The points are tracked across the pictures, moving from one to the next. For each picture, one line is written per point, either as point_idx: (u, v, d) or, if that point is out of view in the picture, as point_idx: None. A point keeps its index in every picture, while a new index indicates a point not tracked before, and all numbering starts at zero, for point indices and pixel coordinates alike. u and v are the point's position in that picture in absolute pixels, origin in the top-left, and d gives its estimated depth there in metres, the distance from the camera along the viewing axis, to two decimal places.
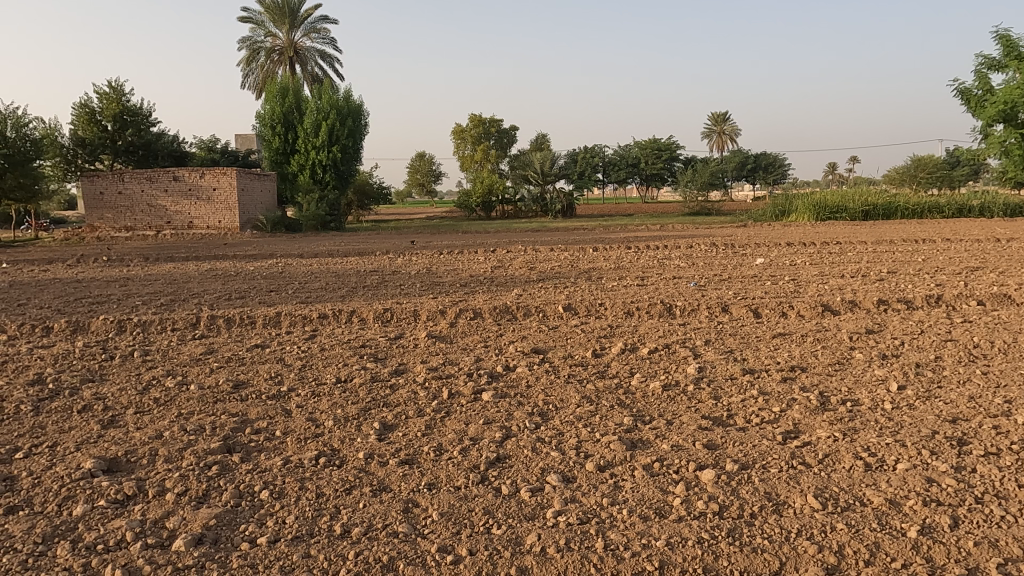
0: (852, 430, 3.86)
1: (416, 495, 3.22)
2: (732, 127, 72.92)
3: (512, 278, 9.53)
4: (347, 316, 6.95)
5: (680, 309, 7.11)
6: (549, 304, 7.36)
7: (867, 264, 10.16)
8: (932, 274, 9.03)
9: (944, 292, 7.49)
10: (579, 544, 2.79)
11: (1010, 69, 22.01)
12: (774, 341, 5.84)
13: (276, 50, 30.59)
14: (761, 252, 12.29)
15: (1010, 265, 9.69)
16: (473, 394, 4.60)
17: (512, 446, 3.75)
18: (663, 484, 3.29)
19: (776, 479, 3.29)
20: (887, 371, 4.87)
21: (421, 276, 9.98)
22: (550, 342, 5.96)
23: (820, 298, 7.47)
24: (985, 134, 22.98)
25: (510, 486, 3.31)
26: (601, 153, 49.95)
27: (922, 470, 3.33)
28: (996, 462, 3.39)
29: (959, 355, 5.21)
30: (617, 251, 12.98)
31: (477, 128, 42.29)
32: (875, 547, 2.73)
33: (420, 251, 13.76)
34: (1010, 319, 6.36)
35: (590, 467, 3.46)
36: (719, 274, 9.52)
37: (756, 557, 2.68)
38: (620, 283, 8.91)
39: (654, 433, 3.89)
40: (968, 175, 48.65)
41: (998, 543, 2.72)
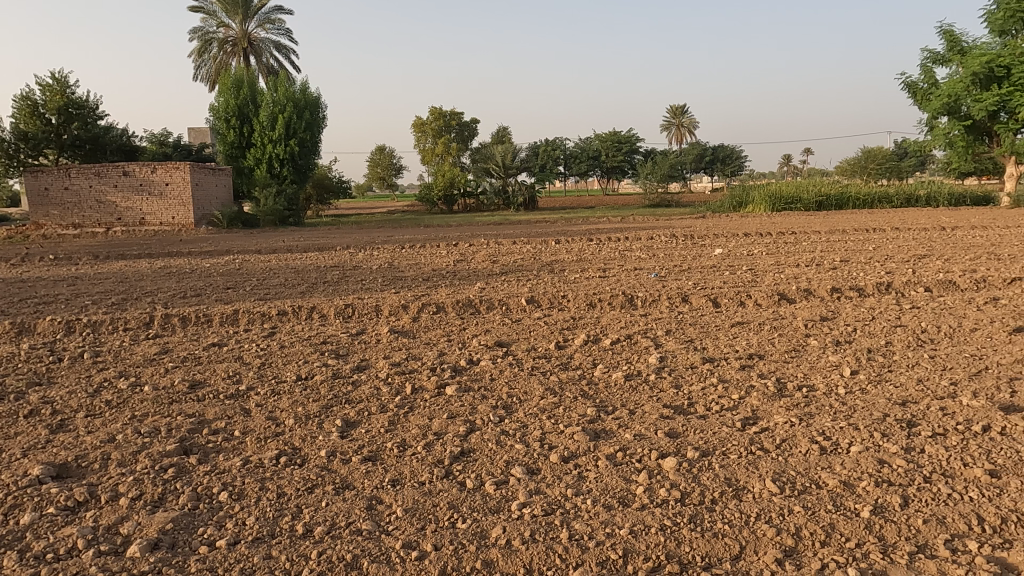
0: (808, 414, 3.97)
1: (379, 492, 3.19)
2: (691, 120, 73.96)
3: (475, 272, 9.50)
4: (307, 312, 6.84)
5: (641, 300, 7.20)
6: (512, 297, 7.36)
7: (821, 253, 10.42)
8: (883, 262, 9.31)
9: (894, 280, 7.75)
10: (544, 535, 2.80)
11: (953, 63, 22.87)
12: (733, 330, 5.96)
13: (229, 41, 29.86)
14: (719, 243, 12.51)
15: (955, 252, 10.06)
16: (436, 389, 4.58)
17: (476, 440, 3.74)
18: (626, 473, 3.32)
19: (735, 465, 3.36)
20: (841, 357, 5.02)
21: (383, 270, 9.88)
22: (513, 334, 5.97)
23: (776, 286, 7.65)
24: (930, 126, 23.82)
25: (475, 479, 3.30)
26: (562, 146, 50.13)
27: (874, 452, 3.43)
28: (943, 442, 3.52)
29: (908, 340, 5.39)
30: (579, 243, 13.07)
31: (438, 122, 41.90)
32: (831, 528, 2.81)
33: (381, 245, 13.62)
34: (956, 305, 6.60)
35: (554, 458, 3.48)
36: (679, 265, 9.66)
37: (716, 542, 2.73)
38: (582, 275, 8.96)
39: (616, 423, 3.94)
40: (916, 167, 50.27)
41: (945, 520, 2.83)
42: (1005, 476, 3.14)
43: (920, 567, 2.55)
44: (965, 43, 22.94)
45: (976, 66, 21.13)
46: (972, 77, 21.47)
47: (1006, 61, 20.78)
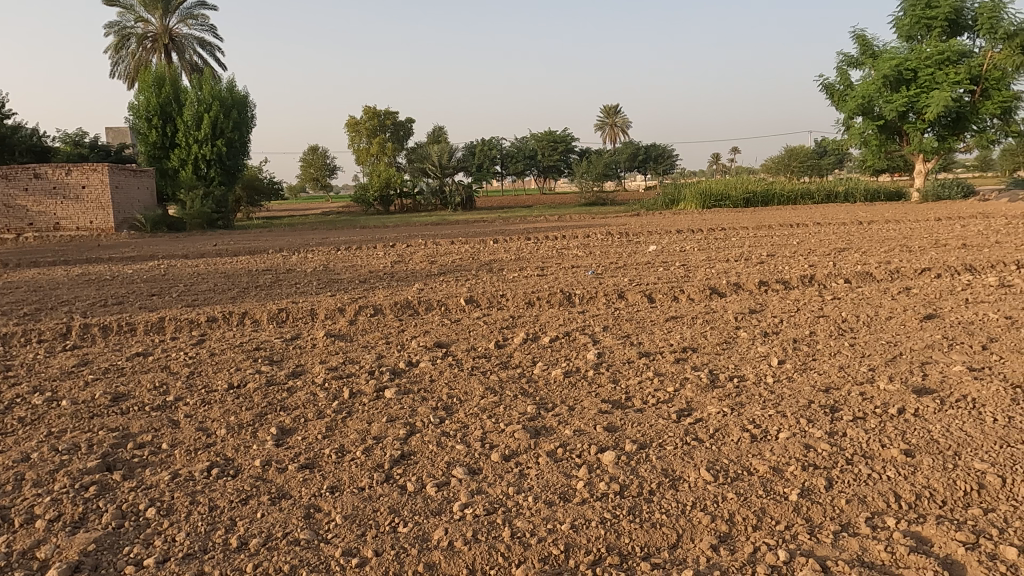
0: (738, 404, 4.11)
1: (318, 500, 3.12)
2: (624, 120, 75.43)
3: (413, 273, 9.42)
4: (239, 318, 6.63)
5: (579, 297, 7.30)
6: (451, 297, 7.33)
7: (749, 248, 10.83)
8: (806, 256, 9.73)
9: (816, 272, 8.12)
10: (487, 535, 2.81)
11: (866, 67, 24.18)
12: (667, 324, 6.11)
13: (149, 37, 28.57)
14: (654, 240, 12.80)
15: (871, 245, 10.64)
16: (375, 393, 4.51)
17: (416, 443, 3.70)
18: (566, 469, 3.36)
19: (672, 455, 3.44)
20: (769, 348, 5.22)
21: (318, 273, 9.67)
22: (452, 335, 5.95)
23: (708, 281, 7.90)
24: (846, 126, 25.07)
25: (416, 482, 3.27)
26: (499, 145, 50.23)
27: (801, 437, 3.59)
28: (863, 425, 3.71)
29: (830, 330, 5.67)
30: (517, 242, 13.11)
31: (372, 121, 41.24)
32: (762, 512, 2.92)
33: (315, 247, 13.32)
34: (873, 295, 6.97)
35: (495, 457, 3.48)
36: (615, 262, 9.85)
37: (654, 532, 2.79)
38: (520, 274, 9.00)
39: (556, 419, 3.98)
40: (835, 164, 52.86)
41: (866, 499, 2.99)
42: (919, 455, 3.35)
43: (844, 545, 2.68)
44: (876, 48, 24.28)
45: (886, 69, 22.39)
46: (883, 80, 22.70)
47: (913, 64, 22.42)
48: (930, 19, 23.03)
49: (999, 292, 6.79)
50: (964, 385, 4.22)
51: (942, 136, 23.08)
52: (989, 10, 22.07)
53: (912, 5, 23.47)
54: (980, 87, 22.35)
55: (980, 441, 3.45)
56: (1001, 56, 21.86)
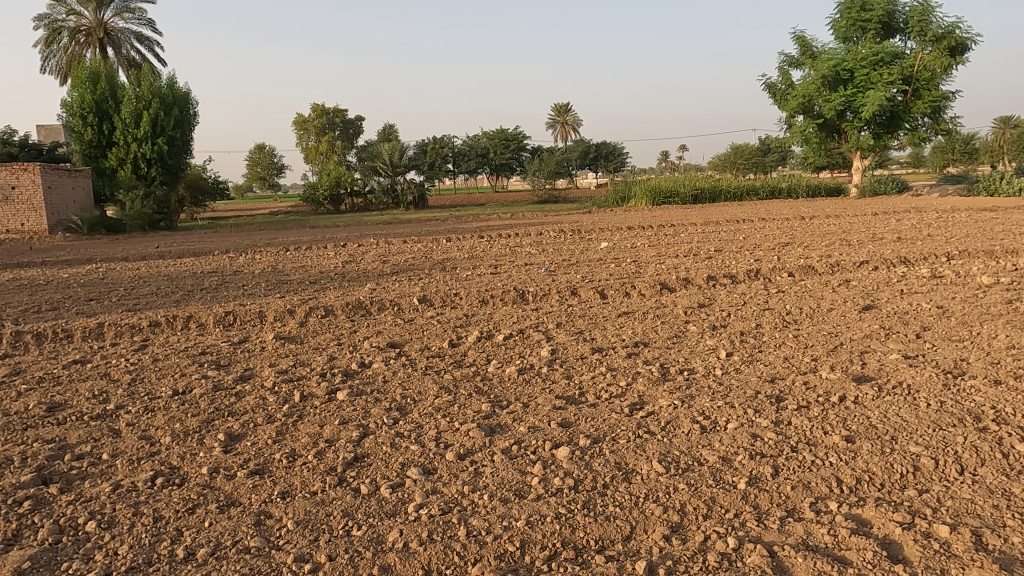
0: (688, 396, 4.20)
1: (268, 506, 3.05)
2: (575, 118, 76.04)
3: (364, 273, 9.30)
4: (183, 321, 6.42)
5: (532, 294, 7.33)
6: (404, 297, 7.27)
7: (698, 244, 11.06)
8: (752, 251, 10.00)
9: (761, 266, 8.35)
10: (442, 535, 2.79)
11: (806, 67, 25.00)
12: (619, 319, 6.19)
13: (82, 31, 27.38)
14: (605, 237, 12.96)
15: (812, 240, 11.00)
16: (327, 395, 4.44)
17: (369, 445, 3.66)
18: (521, 466, 3.38)
19: (624, 449, 3.50)
20: (717, 341, 5.35)
21: (266, 275, 9.44)
22: (405, 334, 5.90)
23: (659, 276, 8.04)
24: (788, 124, 25.86)
25: (370, 484, 3.23)
26: (450, 143, 49.98)
27: (748, 427, 3.69)
28: (807, 414, 3.84)
29: (775, 322, 5.84)
30: (470, 241, 13.08)
31: (321, 119, 40.48)
32: (712, 501, 2.99)
33: (263, 248, 13.00)
34: (815, 287, 7.21)
35: (449, 457, 3.47)
36: (567, 259, 9.92)
37: (608, 525, 2.83)
38: (473, 272, 8.98)
39: (511, 416, 3.98)
40: (778, 162, 54.50)
41: (810, 485, 3.09)
42: (858, 440, 3.48)
43: (789, 529, 2.77)
44: (815, 48, 25.11)
45: (825, 69, 23.19)
46: (822, 80, 23.51)
47: (850, 65, 23.27)
48: (865, 21, 23.94)
49: (931, 283, 7.12)
50: (899, 371, 4.42)
51: (877, 134, 24.03)
52: (919, 13, 23.07)
53: (848, 7, 24.36)
54: (912, 87, 23.35)
55: (914, 425, 3.61)
56: (930, 57, 22.89)
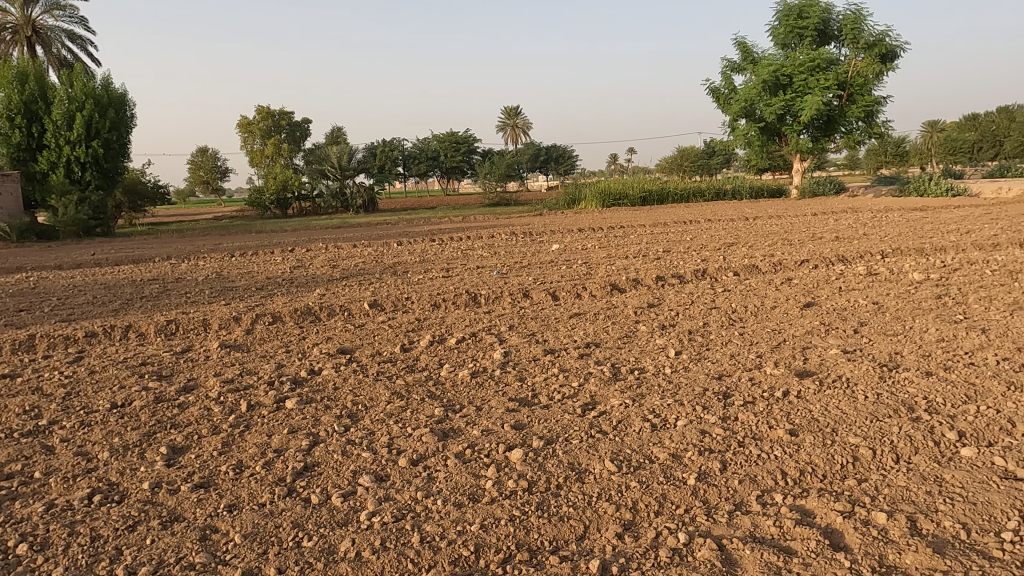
0: (639, 395, 4.27)
1: (214, 520, 2.96)
2: (525, 121, 76.37)
3: (313, 278, 9.12)
4: (122, 331, 6.18)
5: (485, 297, 7.33)
6: (354, 302, 7.17)
7: (647, 245, 11.25)
8: (699, 251, 10.23)
9: (708, 267, 8.54)
10: (395, 542, 2.76)
11: (747, 72, 25.75)
12: (571, 321, 6.25)
13: (8, 28, 26.10)
14: (556, 239, 13.05)
15: (756, 239, 11.33)
16: (275, 404, 4.33)
17: (320, 453, 3.59)
18: (475, 469, 3.36)
19: (577, 449, 3.52)
20: (666, 340, 5.45)
21: (210, 281, 9.17)
22: (356, 340, 5.81)
23: (609, 277, 8.14)
24: (732, 128, 26.57)
25: (321, 494, 3.17)
26: (400, 146, 49.52)
27: (697, 424, 3.77)
28: (752, 409, 3.95)
29: (722, 320, 5.99)
30: (421, 244, 12.99)
31: (266, 121, 39.56)
32: (663, 498, 3.05)
33: (207, 254, 12.62)
34: (759, 286, 7.43)
35: (402, 462, 3.43)
36: (519, 262, 9.95)
37: (563, 525, 2.85)
38: (424, 276, 8.91)
39: (464, 420, 3.97)
40: (723, 164, 55.93)
41: (756, 478, 3.18)
42: (801, 433, 3.60)
43: (737, 523, 2.84)
44: (755, 54, 25.89)
45: (765, 75, 23.93)
46: (763, 85, 24.25)
47: (788, 70, 24.08)
48: (802, 29, 24.79)
49: (867, 280, 7.42)
50: (838, 366, 4.59)
51: (815, 137, 24.92)
52: (852, 22, 24.02)
53: (786, 15, 25.22)
54: (846, 92, 24.31)
55: (853, 417, 3.75)
56: (863, 64, 23.85)
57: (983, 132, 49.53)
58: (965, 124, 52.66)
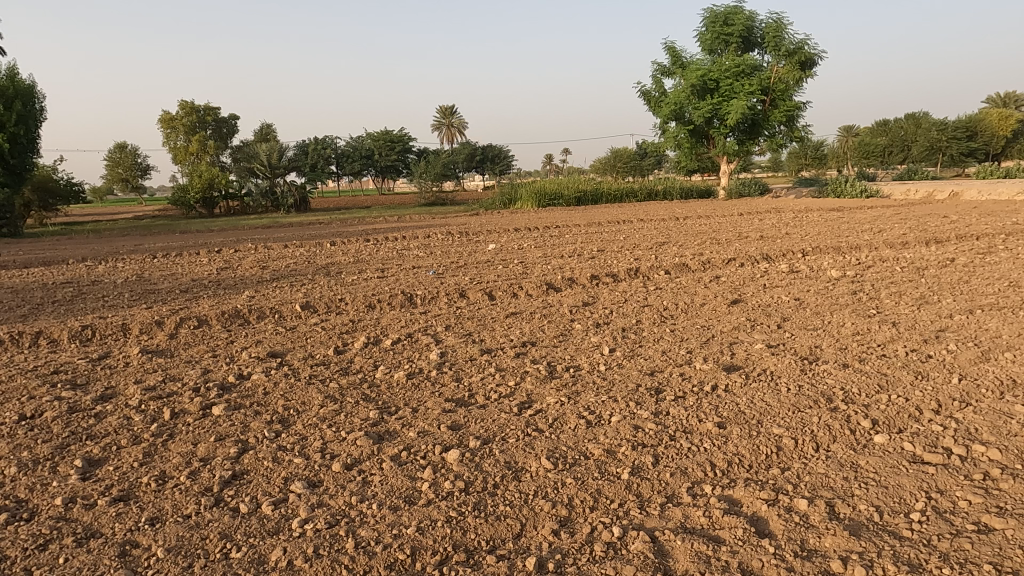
0: (574, 393, 4.32)
1: (135, 535, 2.82)
2: (460, 121, 76.11)
3: (242, 280, 8.82)
4: (31, 338, 5.81)
5: (421, 297, 7.26)
6: (285, 304, 6.97)
7: (582, 245, 11.40)
8: (632, 250, 10.46)
9: (641, 266, 8.74)
10: (329, 548, 2.70)
11: (676, 76, 26.51)
12: (508, 320, 6.28)
13: None
14: (492, 239, 13.08)
15: (686, 239, 11.66)
16: (201, 411, 4.16)
17: (249, 461, 3.47)
18: (411, 472, 3.33)
19: (514, 448, 3.54)
20: (601, 337, 5.55)
21: (130, 284, 8.73)
22: (288, 343, 5.65)
23: (545, 276, 8.22)
24: (662, 130, 27.27)
25: (250, 503, 3.06)
26: (333, 144, 48.43)
27: (631, 419, 3.85)
28: (683, 404, 4.06)
29: (654, 318, 6.14)
30: (356, 244, 12.74)
31: (190, 117, 37.96)
32: (598, 493, 3.10)
33: (126, 256, 12.00)
34: (689, 283, 7.65)
35: (336, 467, 3.36)
36: (456, 262, 9.91)
37: (499, 524, 2.85)
38: (359, 277, 8.75)
39: (400, 423, 3.92)
40: (655, 166, 57.32)
41: (688, 470, 3.27)
42: (729, 426, 3.73)
43: (669, 514, 2.91)
44: (684, 58, 26.69)
45: (693, 79, 24.69)
46: (691, 88, 25.01)
47: (715, 75, 24.92)
48: (728, 35, 25.71)
49: (789, 278, 7.75)
50: (763, 360, 4.78)
51: (740, 140, 25.86)
52: (774, 30, 25.08)
53: (712, 21, 26.04)
54: (769, 97, 25.31)
55: (777, 409, 3.92)
56: (784, 70, 24.93)
57: (894, 137, 52.53)
58: (877, 129, 55.82)
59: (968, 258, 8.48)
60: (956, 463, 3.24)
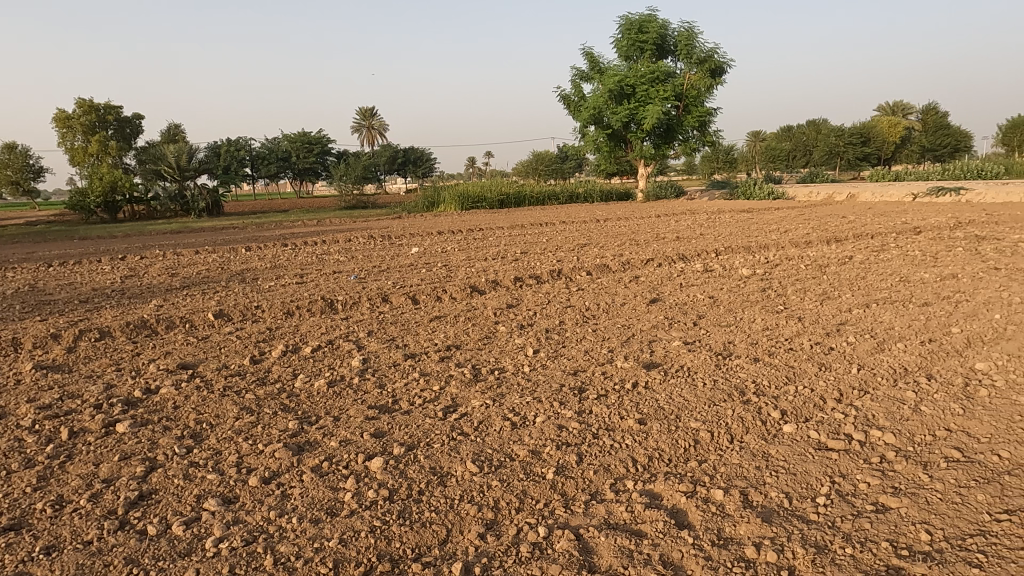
0: (499, 395, 4.33)
1: (29, 566, 2.61)
2: (381, 123, 74.96)
3: (149, 288, 8.35)
4: None
5: (342, 303, 7.09)
6: (197, 313, 6.65)
7: (505, 247, 11.46)
8: (555, 252, 10.60)
9: (563, 267, 8.86)
10: (247, 567, 2.59)
11: (595, 81, 27.09)
12: (432, 324, 6.22)
13: None
14: (415, 242, 12.94)
15: (607, 240, 11.92)
16: (103, 429, 3.91)
17: (158, 479, 3.29)
18: (333, 482, 3.24)
19: (439, 453, 3.51)
20: (525, 339, 5.59)
21: (23, 295, 8.09)
22: (200, 354, 5.39)
23: (468, 279, 8.21)
24: (582, 133, 27.79)
25: (160, 524, 2.90)
26: (247, 145, 46.65)
27: (554, 419, 3.89)
28: (605, 402, 4.14)
29: (576, 318, 6.24)
30: (273, 249, 12.31)
31: (89, 116, 35.61)
32: (523, 494, 3.11)
33: (16, 265, 11.12)
34: (610, 284, 7.83)
35: (253, 482, 3.23)
36: (378, 266, 9.75)
37: (425, 531, 2.82)
38: (276, 283, 8.46)
39: (321, 432, 3.81)
40: (575, 168, 58.31)
41: (610, 467, 3.34)
42: (649, 422, 3.83)
43: (593, 511, 2.97)
44: (602, 64, 27.32)
45: (611, 84, 25.30)
46: (609, 93, 25.61)
47: (631, 81, 25.63)
48: (643, 42, 26.50)
49: (704, 277, 8.05)
50: (680, 356, 4.95)
51: (657, 145, 26.67)
52: (686, 38, 26.05)
53: (627, 29, 26.76)
54: (683, 103, 26.24)
55: (694, 403, 4.06)
56: (696, 77, 25.91)
57: (797, 142, 55.60)
58: (782, 135, 58.94)
59: (864, 256, 9.08)
60: (856, 448, 3.46)
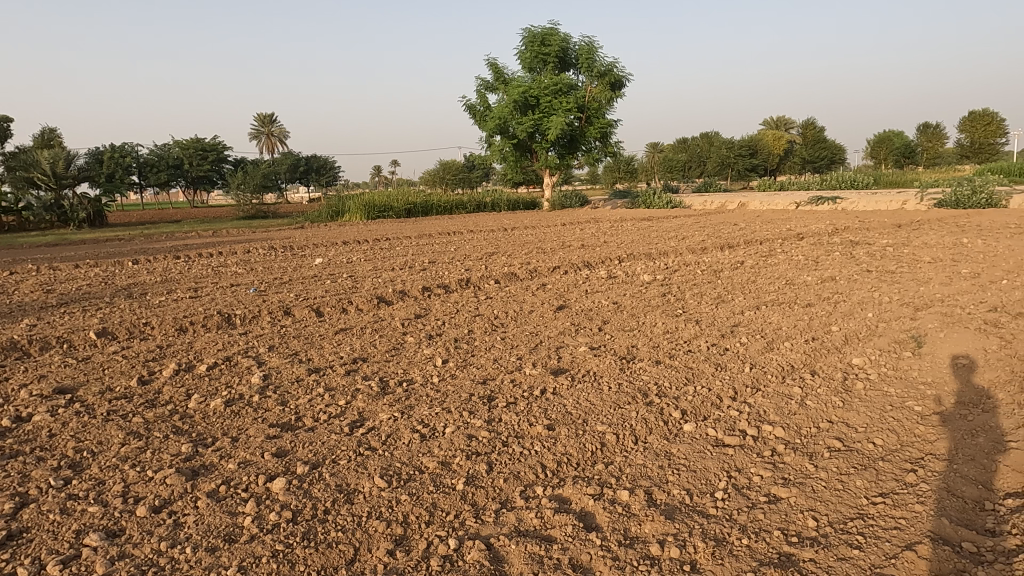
0: (407, 407, 4.26)
1: None
2: (280, 130, 72.38)
3: (20, 306, 7.63)
4: None
5: (240, 318, 6.77)
6: (77, 332, 6.14)
7: (412, 256, 11.33)
8: (463, 261, 10.58)
9: (472, 276, 8.86)
10: None
11: (499, 91, 27.37)
12: (337, 336, 6.05)
13: None
14: (319, 252, 12.54)
15: (515, 248, 12.05)
16: None
17: (31, 516, 3.00)
18: (231, 507, 3.07)
19: (345, 470, 3.40)
20: (433, 349, 5.53)
21: None
22: (79, 376, 4.98)
23: (375, 290, 8.04)
24: (489, 143, 27.96)
25: (32, 564, 2.65)
26: (134, 151, 43.67)
27: (464, 429, 3.86)
28: (514, 409, 4.16)
29: (485, 327, 6.25)
30: (164, 262, 11.56)
31: None
32: (433, 507, 3.07)
33: None
34: (518, 292, 7.91)
35: (142, 512, 3.01)
36: (279, 277, 9.37)
37: (331, 552, 2.72)
38: (167, 298, 7.95)
39: (217, 454, 3.61)
40: (483, 178, 58.55)
41: (520, 474, 3.35)
42: (557, 427, 3.89)
43: (504, 520, 2.97)
44: (506, 75, 27.66)
45: (515, 95, 25.65)
46: (514, 104, 25.91)
47: (535, 92, 26.10)
48: (546, 55, 27.06)
49: (608, 283, 8.29)
50: (586, 361, 5.06)
51: (561, 155, 27.25)
52: (586, 52, 26.79)
53: (531, 41, 27.24)
54: (585, 115, 26.93)
55: (600, 407, 4.15)
56: (597, 90, 26.67)
57: (692, 154, 58.39)
58: (679, 147, 61.75)
59: (754, 261, 9.65)
60: (750, 442, 3.65)
